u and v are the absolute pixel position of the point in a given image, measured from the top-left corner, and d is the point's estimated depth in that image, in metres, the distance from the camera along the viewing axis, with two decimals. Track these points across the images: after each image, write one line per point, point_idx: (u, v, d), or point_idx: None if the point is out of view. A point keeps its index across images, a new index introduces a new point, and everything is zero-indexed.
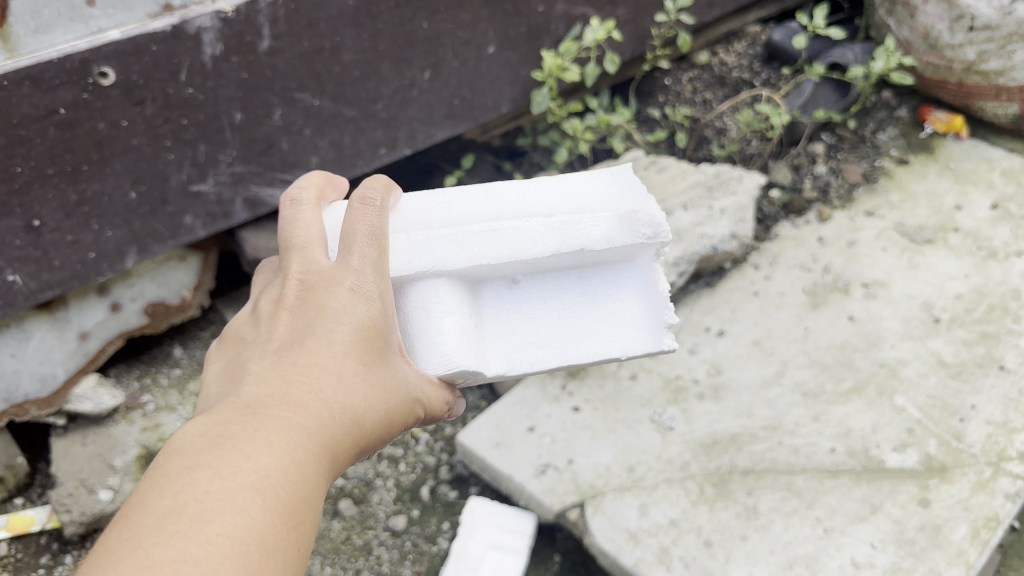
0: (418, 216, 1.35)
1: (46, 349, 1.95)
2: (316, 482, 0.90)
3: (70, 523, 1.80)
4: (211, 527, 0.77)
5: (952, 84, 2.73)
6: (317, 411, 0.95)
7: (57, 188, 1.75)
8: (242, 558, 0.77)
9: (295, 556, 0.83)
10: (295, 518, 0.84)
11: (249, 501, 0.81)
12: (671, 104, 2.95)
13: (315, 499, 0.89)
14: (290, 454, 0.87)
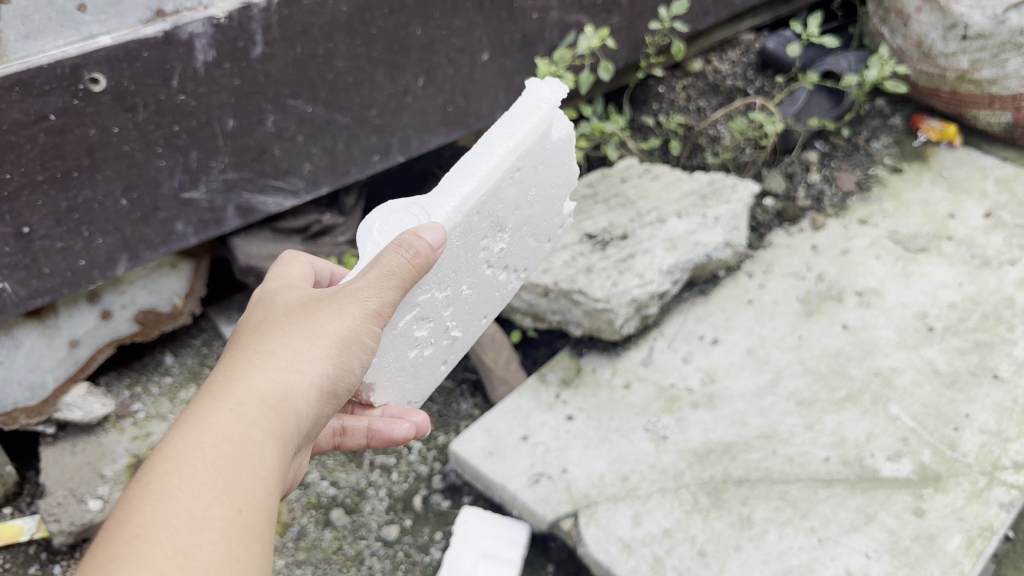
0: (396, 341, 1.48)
1: (35, 357, 1.93)
2: (247, 440, 0.94)
3: (58, 533, 1.80)
4: (133, 521, 0.81)
5: (946, 93, 2.73)
6: (237, 388, 1.01)
7: (47, 195, 1.74)
8: (170, 534, 0.81)
9: (235, 512, 0.87)
10: (225, 480, 0.89)
11: (169, 484, 0.86)
12: (665, 111, 2.95)
13: (251, 458, 0.93)
14: (209, 430, 0.93)
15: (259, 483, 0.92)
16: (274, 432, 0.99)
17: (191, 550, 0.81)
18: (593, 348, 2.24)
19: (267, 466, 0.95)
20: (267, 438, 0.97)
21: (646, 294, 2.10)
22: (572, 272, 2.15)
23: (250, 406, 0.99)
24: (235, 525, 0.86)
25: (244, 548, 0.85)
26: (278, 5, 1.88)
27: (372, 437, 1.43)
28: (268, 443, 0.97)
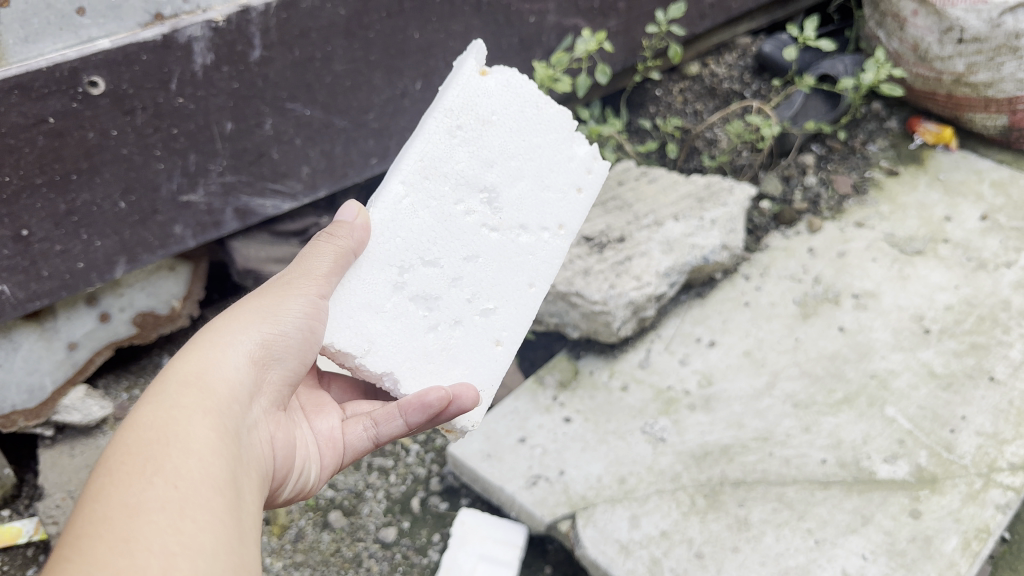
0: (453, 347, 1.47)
1: (35, 360, 1.92)
2: (171, 424, 1.00)
3: (56, 535, 1.85)
4: (74, 524, 0.87)
5: (942, 96, 2.74)
6: (157, 389, 1.08)
7: (46, 198, 1.74)
8: (107, 523, 0.85)
9: (171, 479, 0.93)
10: (155, 462, 0.94)
11: (103, 482, 0.91)
12: (662, 115, 2.96)
13: (177, 438, 0.99)
14: (133, 428, 0.99)
15: (192, 457, 0.97)
16: (200, 413, 1.05)
17: (131, 530, 0.85)
18: (591, 350, 2.25)
19: (197, 441, 1.00)
20: (192, 419, 1.03)
21: (643, 296, 2.11)
22: (570, 275, 2.15)
23: (172, 397, 1.06)
24: (175, 497, 0.91)
25: (188, 517, 0.90)
26: (277, 8, 1.89)
27: (409, 414, 1.35)
28: (195, 423, 1.03)
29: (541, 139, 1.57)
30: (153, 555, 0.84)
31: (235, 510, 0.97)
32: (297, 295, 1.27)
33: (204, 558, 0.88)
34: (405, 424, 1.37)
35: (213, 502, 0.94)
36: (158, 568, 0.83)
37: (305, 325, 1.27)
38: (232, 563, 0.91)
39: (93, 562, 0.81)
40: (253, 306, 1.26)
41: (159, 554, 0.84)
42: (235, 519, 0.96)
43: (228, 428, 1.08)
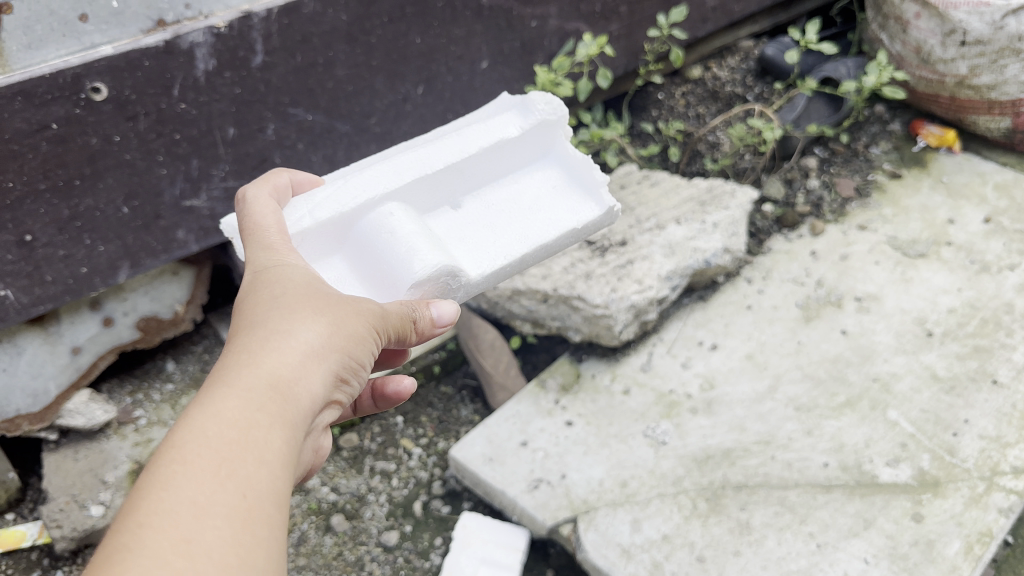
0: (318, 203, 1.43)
1: (39, 364, 1.94)
2: (254, 423, 0.87)
3: (60, 539, 1.82)
4: (133, 510, 0.76)
5: (945, 99, 2.74)
6: (246, 373, 0.93)
7: (50, 203, 1.75)
8: (174, 517, 0.76)
9: (242, 496, 0.81)
10: (231, 465, 0.82)
11: (176, 468, 0.80)
12: (664, 118, 2.97)
13: (260, 443, 0.86)
14: (217, 415, 0.86)
15: (268, 467, 0.85)
16: (284, 419, 0.91)
17: (195, 535, 0.75)
18: (593, 354, 2.25)
19: (277, 449, 0.88)
20: (275, 422, 0.90)
21: (645, 300, 2.10)
22: (571, 278, 2.16)
23: (259, 391, 0.91)
24: (245, 514, 0.80)
25: (254, 534, 0.79)
26: (279, 14, 1.89)
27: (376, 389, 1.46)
28: (276, 429, 0.89)
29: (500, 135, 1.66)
30: (214, 563, 0.74)
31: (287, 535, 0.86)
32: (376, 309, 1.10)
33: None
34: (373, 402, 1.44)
35: (280, 523, 0.83)
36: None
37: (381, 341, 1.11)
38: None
39: (156, 566, 0.72)
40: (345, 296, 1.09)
41: (216, 567, 0.74)
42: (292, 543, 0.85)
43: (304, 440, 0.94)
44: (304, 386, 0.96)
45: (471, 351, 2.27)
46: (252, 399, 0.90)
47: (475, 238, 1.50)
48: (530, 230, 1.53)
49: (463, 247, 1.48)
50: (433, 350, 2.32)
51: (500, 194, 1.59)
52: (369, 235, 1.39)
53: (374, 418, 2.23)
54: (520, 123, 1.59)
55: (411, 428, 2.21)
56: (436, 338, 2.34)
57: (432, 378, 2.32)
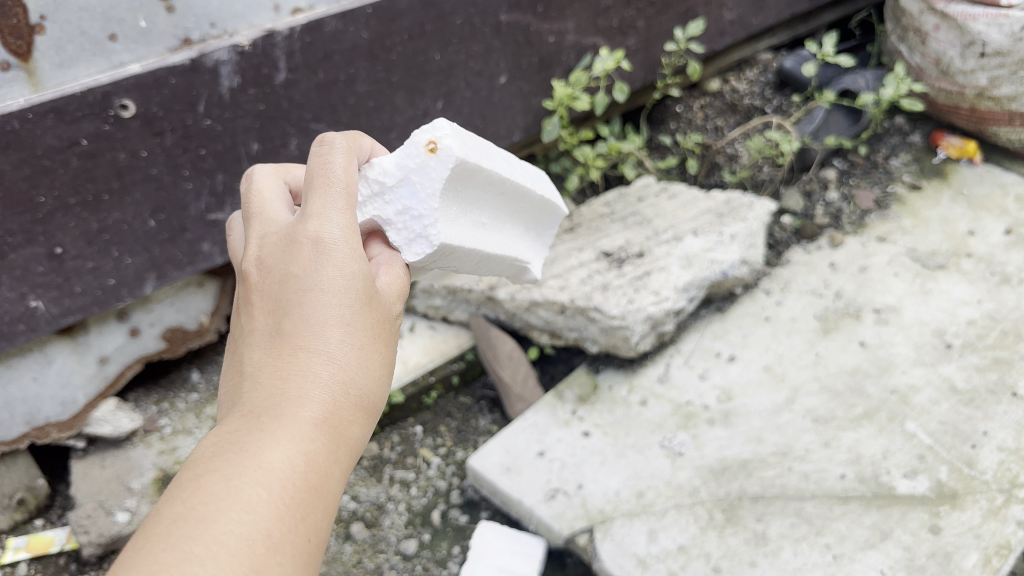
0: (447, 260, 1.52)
1: (68, 373, 1.98)
2: (326, 468, 0.97)
3: (87, 544, 1.85)
4: (214, 527, 0.84)
5: (965, 110, 2.74)
6: (328, 403, 1.01)
7: (79, 217, 1.80)
8: (251, 552, 0.85)
9: (302, 540, 0.91)
10: (303, 508, 0.92)
11: (257, 498, 0.88)
12: (682, 130, 2.98)
13: (325, 489, 0.96)
14: (299, 451, 0.95)
15: (325, 514, 0.96)
16: (342, 462, 1.01)
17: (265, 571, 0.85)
18: (610, 365, 2.27)
19: (334, 496, 0.98)
20: (335, 465, 0.99)
21: (662, 311, 2.12)
22: (588, 290, 2.18)
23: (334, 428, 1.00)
24: (301, 562, 0.90)
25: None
26: (301, 32, 1.94)
27: None
28: (335, 469, 0.99)
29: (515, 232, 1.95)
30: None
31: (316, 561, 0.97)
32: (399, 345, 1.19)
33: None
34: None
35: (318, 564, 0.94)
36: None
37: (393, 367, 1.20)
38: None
39: None
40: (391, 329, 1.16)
41: None
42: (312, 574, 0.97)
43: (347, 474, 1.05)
44: (364, 426, 1.07)
45: (489, 361, 2.30)
46: (323, 440, 0.98)
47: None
48: None
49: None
50: (453, 361, 2.36)
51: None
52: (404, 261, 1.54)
53: (393, 427, 2.26)
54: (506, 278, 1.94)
55: (430, 438, 2.24)
56: (455, 349, 2.38)
57: (450, 389, 2.36)
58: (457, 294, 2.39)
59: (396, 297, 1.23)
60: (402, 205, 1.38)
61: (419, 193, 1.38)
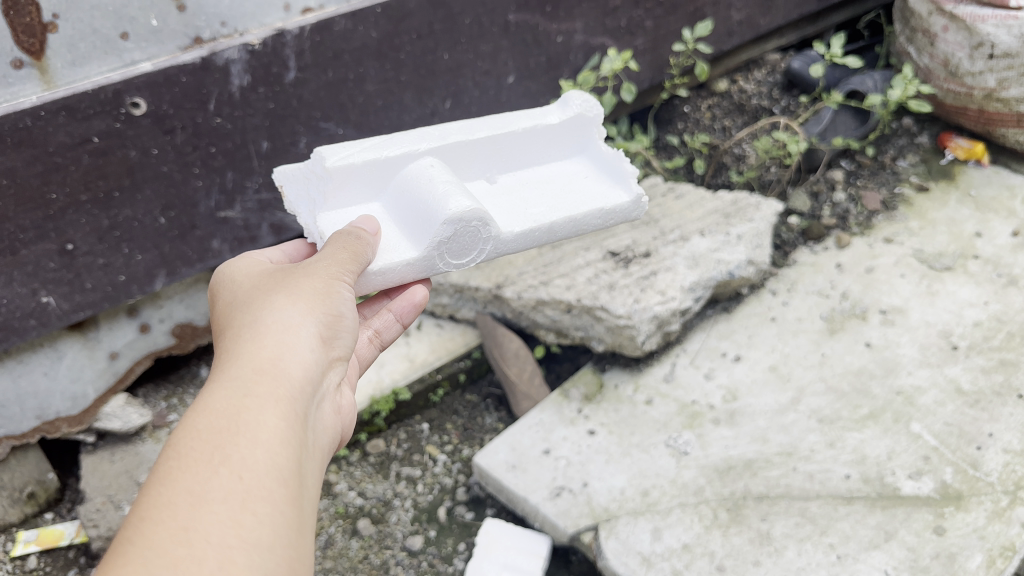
0: (405, 140, 1.67)
1: (78, 368, 1.99)
2: (241, 412, 0.95)
3: (96, 538, 1.87)
4: (139, 507, 0.84)
5: (973, 112, 2.73)
6: (229, 368, 1.02)
7: (90, 213, 1.82)
8: (171, 510, 0.83)
9: (237, 476, 0.88)
10: (222, 453, 0.90)
11: (171, 469, 0.87)
12: (689, 131, 3.00)
13: (246, 426, 0.93)
14: (204, 413, 0.94)
15: (260, 448, 0.92)
16: (273, 400, 0.99)
17: (192, 520, 0.82)
18: (616, 364, 2.28)
19: (266, 430, 0.95)
20: (262, 404, 0.98)
21: (668, 311, 2.13)
22: (595, 289, 2.19)
23: (240, 380, 1.00)
24: (239, 493, 0.87)
25: (249, 511, 0.86)
26: (311, 31, 1.95)
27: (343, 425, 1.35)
28: (264, 408, 0.97)
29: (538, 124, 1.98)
30: (211, 546, 0.81)
31: (299, 498, 0.93)
32: (331, 295, 1.20)
33: (261, 556, 0.84)
34: (402, 331, 1.57)
35: (277, 495, 0.89)
36: (215, 562, 0.80)
37: (338, 316, 1.19)
38: (289, 563, 0.87)
39: (155, 557, 0.78)
40: (307, 287, 1.19)
41: (218, 547, 0.81)
42: (298, 514, 0.92)
43: (302, 411, 1.02)
44: (286, 366, 1.06)
45: (496, 359, 2.31)
46: (237, 390, 0.98)
47: (513, 205, 1.70)
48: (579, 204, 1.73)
49: (499, 208, 1.67)
50: (459, 358, 2.37)
51: (557, 183, 1.80)
52: (402, 185, 1.59)
53: (400, 425, 2.28)
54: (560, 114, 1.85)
55: (436, 436, 2.26)
56: (461, 347, 2.39)
57: (457, 386, 2.37)
58: (464, 293, 2.39)
59: (322, 264, 1.26)
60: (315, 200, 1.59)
61: (308, 193, 1.61)
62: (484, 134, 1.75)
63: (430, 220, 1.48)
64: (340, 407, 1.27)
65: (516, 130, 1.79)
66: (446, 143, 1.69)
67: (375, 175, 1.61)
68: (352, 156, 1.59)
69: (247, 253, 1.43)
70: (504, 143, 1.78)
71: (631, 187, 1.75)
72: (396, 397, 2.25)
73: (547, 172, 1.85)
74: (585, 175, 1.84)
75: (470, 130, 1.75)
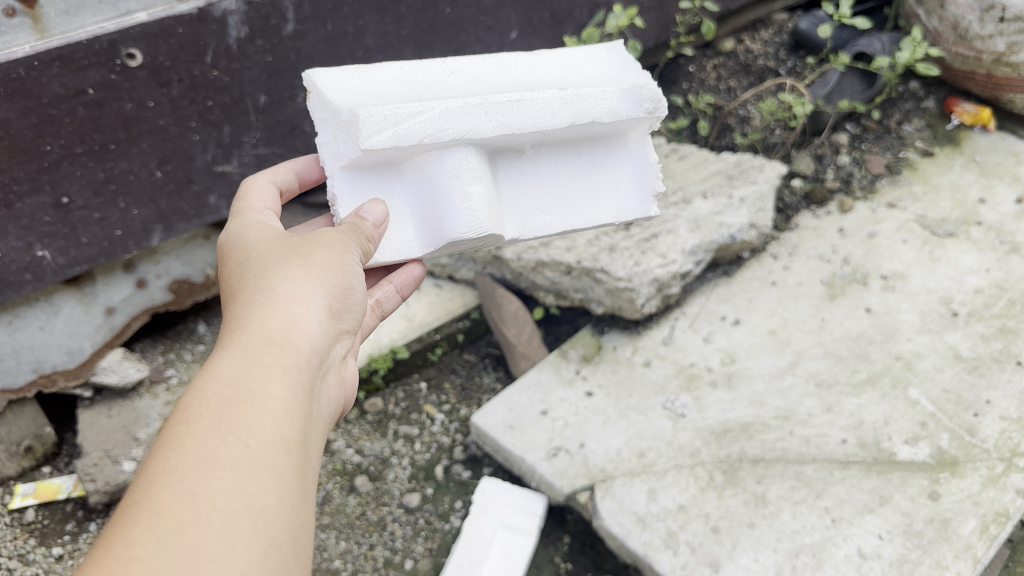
0: (449, 114, 1.40)
1: (75, 323, 1.98)
2: (249, 380, 0.94)
3: (93, 492, 1.86)
4: (147, 470, 0.84)
5: (981, 76, 2.69)
6: (239, 336, 1.01)
7: (86, 166, 1.79)
8: (177, 475, 0.82)
9: (246, 444, 0.88)
10: (230, 421, 0.89)
11: (180, 435, 0.87)
12: (694, 91, 2.96)
13: (254, 394, 0.93)
14: (213, 379, 0.93)
15: (268, 417, 0.92)
16: (281, 369, 0.98)
17: (200, 485, 0.82)
18: (615, 327, 2.27)
19: (273, 399, 0.94)
20: (270, 372, 0.97)
21: (668, 274, 2.12)
22: (595, 250, 2.17)
23: (250, 348, 0.99)
24: (246, 461, 0.86)
25: (255, 480, 0.86)
26: None
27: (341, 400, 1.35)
28: (272, 376, 0.96)
29: (599, 71, 1.66)
30: (218, 512, 0.81)
31: (304, 469, 0.93)
32: (340, 263, 1.19)
33: (266, 522, 0.84)
34: (400, 303, 1.58)
35: (284, 464, 0.89)
36: (220, 529, 0.80)
37: (346, 286, 1.18)
38: (293, 533, 0.87)
39: (161, 521, 0.78)
40: (319, 255, 1.17)
41: (224, 513, 0.81)
42: (303, 483, 0.92)
43: (308, 380, 1.02)
44: (294, 336, 1.04)
45: (495, 320, 2.30)
46: (246, 358, 0.97)
47: (527, 199, 1.58)
48: (594, 211, 1.61)
49: (511, 203, 1.57)
50: (457, 319, 2.38)
51: (585, 173, 1.62)
52: (433, 171, 1.44)
53: (398, 383, 2.28)
54: (625, 109, 1.53)
55: (434, 395, 2.26)
56: (460, 307, 2.39)
57: (455, 346, 2.37)
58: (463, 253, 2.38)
59: (334, 231, 1.25)
60: (339, 150, 1.44)
61: (335, 131, 1.44)
62: (533, 119, 1.47)
63: (445, 234, 1.43)
64: (345, 377, 1.26)
65: (570, 119, 1.49)
66: (489, 128, 1.43)
67: (407, 150, 1.40)
68: (388, 135, 1.35)
69: (255, 208, 1.38)
70: (555, 129, 1.50)
71: (648, 206, 1.64)
72: (393, 355, 2.26)
73: (585, 149, 1.62)
74: (621, 168, 1.64)
75: (521, 111, 1.46)
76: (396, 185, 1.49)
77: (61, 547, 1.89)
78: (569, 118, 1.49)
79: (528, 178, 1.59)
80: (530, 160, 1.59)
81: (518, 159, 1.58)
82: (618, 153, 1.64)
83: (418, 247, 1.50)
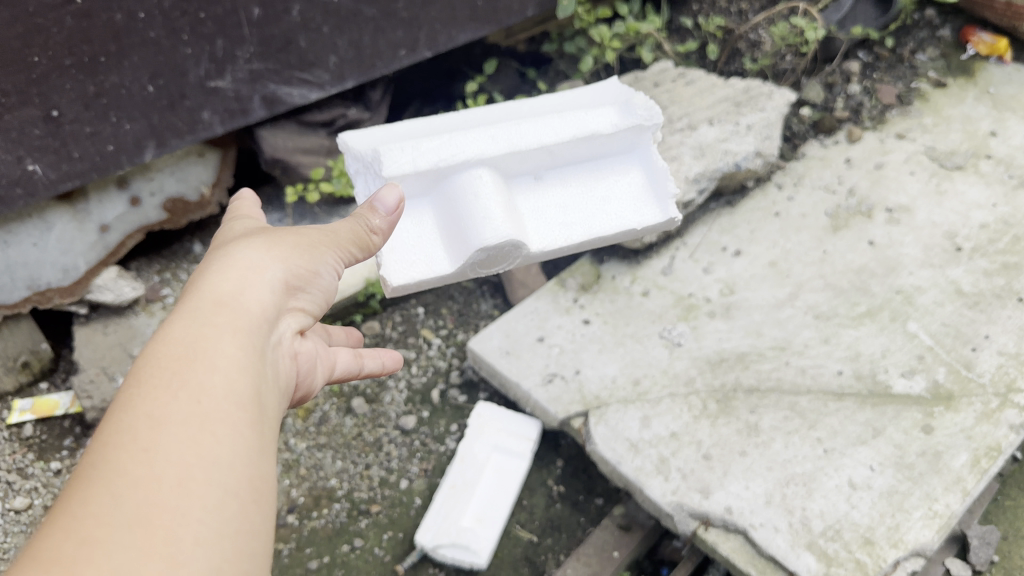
0: (461, 143, 1.56)
1: (68, 239, 1.96)
2: (200, 339, 0.91)
3: (90, 409, 1.89)
4: (97, 439, 0.82)
5: (1000, 4, 2.61)
6: (190, 297, 0.97)
7: (75, 79, 1.75)
8: (129, 438, 0.80)
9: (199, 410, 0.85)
10: (180, 379, 0.87)
11: (129, 400, 0.84)
12: (704, 11, 2.78)
13: (204, 354, 0.90)
14: (162, 345, 0.90)
15: (219, 374, 0.89)
16: (234, 327, 0.95)
17: (151, 448, 0.80)
18: (615, 255, 2.24)
19: (224, 358, 0.91)
20: (222, 330, 0.93)
21: None
22: None
23: (200, 308, 0.95)
24: (199, 429, 0.84)
25: (208, 436, 0.83)
26: None
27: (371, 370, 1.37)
28: (224, 334, 0.93)
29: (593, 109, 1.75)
30: (171, 466, 0.79)
31: (262, 427, 0.90)
32: (316, 236, 1.12)
33: (220, 477, 0.82)
34: None
35: (237, 418, 0.87)
36: (171, 490, 0.78)
37: (321, 245, 1.13)
38: (254, 487, 0.85)
39: (109, 488, 0.76)
40: (290, 220, 1.11)
41: (176, 474, 0.79)
42: (262, 438, 0.90)
43: (263, 338, 0.98)
44: (252, 296, 1.00)
45: None
46: (195, 321, 0.93)
47: (548, 215, 1.61)
48: (610, 225, 1.63)
49: (532, 220, 1.60)
50: None
51: (600, 192, 1.66)
52: (453, 194, 1.52)
53: (395, 308, 2.27)
54: (623, 122, 1.65)
55: (431, 320, 2.26)
56: None
57: None
58: None
59: None
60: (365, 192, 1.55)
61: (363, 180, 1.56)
62: (538, 137, 1.60)
63: (467, 246, 1.48)
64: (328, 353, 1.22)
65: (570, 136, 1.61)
66: (499, 149, 1.56)
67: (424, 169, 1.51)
68: (410, 163, 1.50)
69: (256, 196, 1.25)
70: (559, 141, 1.60)
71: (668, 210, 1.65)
72: None
73: (597, 161, 1.68)
74: (630, 173, 1.69)
75: (528, 134, 1.60)
76: (421, 207, 1.56)
77: (60, 461, 1.92)
78: (571, 134, 1.61)
79: (544, 198, 1.63)
80: (545, 183, 1.65)
81: (533, 183, 1.64)
82: (630, 172, 1.69)
83: (449, 266, 1.52)
